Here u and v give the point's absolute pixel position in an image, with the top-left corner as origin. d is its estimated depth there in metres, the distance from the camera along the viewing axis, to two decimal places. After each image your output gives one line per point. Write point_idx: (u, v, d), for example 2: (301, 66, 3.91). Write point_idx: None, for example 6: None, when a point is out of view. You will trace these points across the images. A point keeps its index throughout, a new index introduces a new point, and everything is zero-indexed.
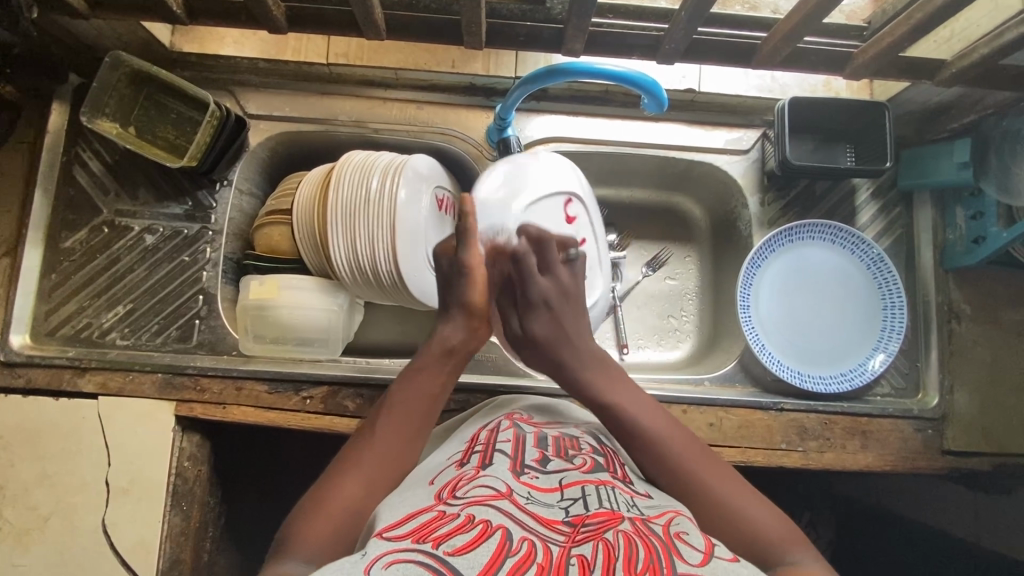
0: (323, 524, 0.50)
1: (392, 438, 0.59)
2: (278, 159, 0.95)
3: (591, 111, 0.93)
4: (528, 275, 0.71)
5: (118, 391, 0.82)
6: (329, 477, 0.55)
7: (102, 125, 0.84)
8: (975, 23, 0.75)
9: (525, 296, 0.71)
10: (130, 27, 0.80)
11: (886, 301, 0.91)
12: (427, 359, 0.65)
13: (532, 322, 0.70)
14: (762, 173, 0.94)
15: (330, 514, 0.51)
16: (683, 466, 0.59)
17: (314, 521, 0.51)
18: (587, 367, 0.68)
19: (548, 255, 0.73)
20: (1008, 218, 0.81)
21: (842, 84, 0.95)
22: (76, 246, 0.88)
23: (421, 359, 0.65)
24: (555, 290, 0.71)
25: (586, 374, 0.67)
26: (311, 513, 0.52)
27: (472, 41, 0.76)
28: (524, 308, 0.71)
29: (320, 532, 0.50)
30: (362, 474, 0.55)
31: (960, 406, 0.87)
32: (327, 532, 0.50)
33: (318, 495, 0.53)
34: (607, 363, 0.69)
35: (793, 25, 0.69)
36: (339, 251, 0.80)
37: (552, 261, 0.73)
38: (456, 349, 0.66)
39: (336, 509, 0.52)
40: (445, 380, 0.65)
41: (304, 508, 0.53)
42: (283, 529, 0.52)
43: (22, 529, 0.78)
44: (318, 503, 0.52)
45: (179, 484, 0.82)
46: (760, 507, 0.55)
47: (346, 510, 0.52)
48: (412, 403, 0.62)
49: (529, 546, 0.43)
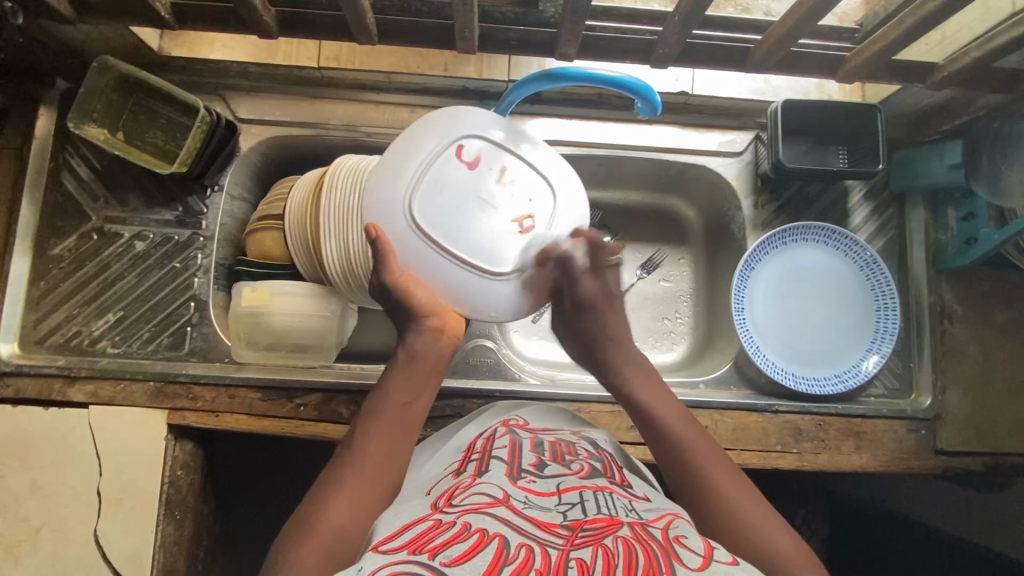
0: (314, 545, 0.49)
1: (374, 454, 0.57)
2: (269, 163, 0.94)
3: (584, 114, 0.92)
4: (575, 276, 0.70)
5: (109, 400, 0.82)
6: (315, 497, 0.54)
7: (89, 131, 0.83)
8: (965, 27, 0.75)
9: (573, 295, 0.71)
10: (117, 31, 0.79)
11: (879, 302, 0.91)
12: (401, 372, 0.64)
13: (582, 320, 0.72)
14: (755, 176, 0.94)
15: (322, 533, 0.50)
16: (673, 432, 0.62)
17: (305, 542, 0.49)
18: (623, 367, 0.70)
19: (599, 258, 0.71)
20: (1000, 219, 0.82)
21: (835, 87, 0.96)
22: (65, 253, 0.87)
23: (396, 375, 0.64)
24: (601, 291, 0.72)
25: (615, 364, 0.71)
26: (302, 535, 0.50)
27: (466, 46, 0.75)
28: (573, 308, 0.72)
29: (313, 552, 0.49)
30: (349, 490, 0.54)
31: (953, 406, 0.88)
32: (321, 552, 0.49)
33: (309, 516, 0.52)
34: (646, 365, 0.71)
35: (786, 30, 0.70)
36: (331, 258, 0.78)
37: (604, 264, 0.71)
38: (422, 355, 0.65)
39: (326, 527, 0.50)
40: (420, 389, 0.64)
41: (293, 532, 0.51)
42: (275, 553, 0.50)
43: (12, 540, 0.77)
44: (309, 524, 0.51)
45: (171, 493, 0.81)
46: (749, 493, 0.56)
47: (335, 530, 0.50)
48: (389, 418, 0.60)
49: (527, 552, 0.43)
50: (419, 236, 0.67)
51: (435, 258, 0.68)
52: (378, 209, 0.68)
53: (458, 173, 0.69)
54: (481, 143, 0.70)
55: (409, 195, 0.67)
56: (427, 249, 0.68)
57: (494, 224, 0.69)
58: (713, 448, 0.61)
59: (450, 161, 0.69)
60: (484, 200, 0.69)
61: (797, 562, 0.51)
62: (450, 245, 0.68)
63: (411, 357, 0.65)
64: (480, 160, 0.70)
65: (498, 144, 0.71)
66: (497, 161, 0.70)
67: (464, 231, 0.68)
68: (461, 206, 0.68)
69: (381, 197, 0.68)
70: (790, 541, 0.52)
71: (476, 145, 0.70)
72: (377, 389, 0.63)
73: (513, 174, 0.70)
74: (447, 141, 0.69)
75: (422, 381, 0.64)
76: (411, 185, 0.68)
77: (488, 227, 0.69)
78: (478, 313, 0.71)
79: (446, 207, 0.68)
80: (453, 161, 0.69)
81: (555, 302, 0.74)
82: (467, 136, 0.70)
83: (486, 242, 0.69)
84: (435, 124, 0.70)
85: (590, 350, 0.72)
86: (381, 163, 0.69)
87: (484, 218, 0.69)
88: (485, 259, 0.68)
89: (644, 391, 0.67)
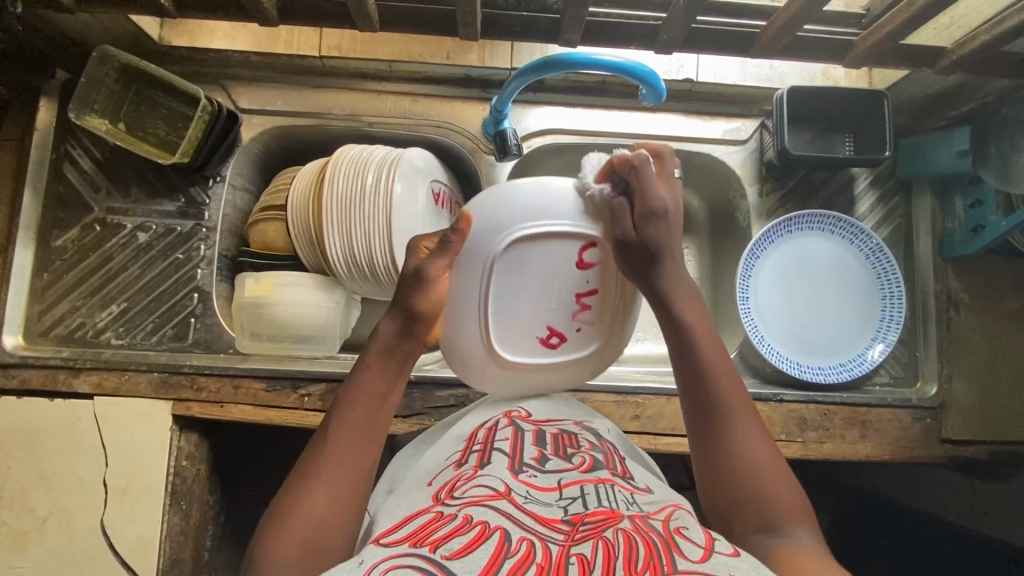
0: (290, 544, 0.48)
1: (348, 453, 0.54)
2: (271, 153, 0.94)
3: (587, 102, 0.92)
4: (648, 184, 0.57)
5: (113, 390, 0.81)
6: (290, 493, 0.51)
7: (90, 121, 0.83)
8: (975, 10, 0.75)
9: (645, 201, 0.57)
10: (117, 20, 0.79)
11: (884, 291, 0.90)
12: (370, 367, 0.58)
13: (650, 226, 0.57)
14: (761, 163, 0.93)
15: (297, 530, 0.48)
16: (705, 360, 0.58)
17: (281, 540, 0.48)
18: (673, 284, 0.59)
19: (665, 166, 0.60)
20: (1007, 206, 0.81)
21: (841, 73, 0.95)
22: (67, 245, 0.87)
23: (369, 364, 0.58)
24: (673, 198, 0.59)
25: (668, 275, 0.59)
26: (279, 533, 0.49)
27: (469, 32, 0.75)
28: (645, 213, 0.57)
29: (288, 553, 0.47)
30: (325, 485, 0.52)
31: (958, 394, 0.87)
32: (297, 550, 0.47)
33: (285, 512, 0.50)
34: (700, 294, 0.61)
35: (794, 13, 0.68)
36: (334, 246, 0.79)
37: (669, 174, 0.60)
38: (398, 347, 0.59)
39: (304, 526, 0.49)
40: (391, 384, 0.59)
41: (270, 529, 0.49)
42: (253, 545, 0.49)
43: (20, 530, 0.78)
44: (285, 518, 0.49)
45: (177, 483, 0.81)
46: (762, 439, 0.55)
47: (312, 528, 0.49)
48: (363, 409, 0.56)
49: (528, 546, 0.43)
50: (482, 276, 0.58)
51: (473, 301, 0.60)
52: (483, 215, 0.58)
53: (562, 261, 0.59)
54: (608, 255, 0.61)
55: (514, 239, 0.58)
56: (472, 287, 0.59)
57: (536, 316, 0.61)
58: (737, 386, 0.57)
59: (569, 245, 0.59)
60: (546, 299, 0.61)
61: (792, 515, 0.51)
62: (490, 305, 0.60)
63: (387, 351, 0.59)
64: (592, 268, 0.60)
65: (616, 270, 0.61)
66: (600, 281, 0.61)
67: (509, 307, 0.60)
68: (529, 286, 0.60)
69: (494, 207, 0.58)
70: (790, 492, 0.52)
71: (604, 255, 0.60)
72: (347, 385, 0.58)
73: (597, 302, 0.62)
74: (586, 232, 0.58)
75: (393, 375, 0.59)
76: (514, 239, 0.58)
77: (523, 317, 0.61)
78: (449, 353, 0.63)
79: (521, 276, 0.59)
80: (571, 251, 0.59)
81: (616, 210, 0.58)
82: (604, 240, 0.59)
83: (514, 330, 0.61)
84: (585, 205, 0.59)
85: (649, 261, 0.58)
86: (506, 189, 0.59)
87: (529, 309, 0.61)
88: (506, 339, 0.62)
89: (690, 313, 0.60)
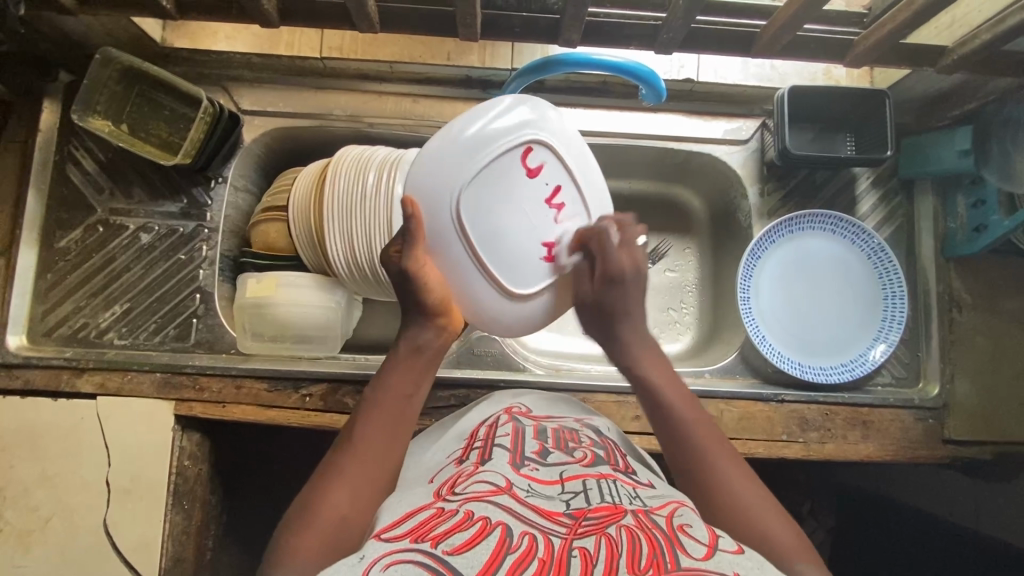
0: (313, 537, 0.49)
1: (377, 442, 0.56)
2: (274, 154, 0.94)
3: (588, 103, 0.92)
4: (609, 249, 0.66)
5: (117, 391, 0.82)
6: (317, 482, 0.53)
7: (93, 123, 0.84)
8: (976, 9, 0.74)
9: (605, 267, 0.66)
10: (119, 22, 0.79)
11: (886, 291, 0.90)
12: (399, 364, 0.62)
13: (609, 295, 0.66)
14: (761, 163, 0.93)
15: (321, 522, 0.50)
16: (674, 410, 0.61)
17: (305, 532, 0.49)
18: (641, 345, 0.67)
19: (629, 235, 0.68)
20: (1010, 206, 0.80)
21: (842, 73, 0.95)
22: (71, 245, 0.87)
23: (395, 366, 0.62)
24: (631, 266, 0.67)
25: (630, 336, 0.67)
26: (303, 519, 0.50)
27: (468, 33, 0.75)
28: (601, 283, 0.67)
29: (311, 544, 0.48)
30: (348, 478, 0.53)
31: (960, 395, 0.87)
32: (320, 542, 0.48)
33: (308, 505, 0.51)
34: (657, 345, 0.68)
35: (791, 13, 0.68)
36: (336, 247, 0.79)
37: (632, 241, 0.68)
38: (423, 348, 0.63)
39: (327, 518, 0.50)
40: (419, 380, 0.62)
41: (294, 521, 0.50)
42: (276, 540, 0.50)
43: (24, 529, 0.78)
44: (310, 511, 0.50)
45: (179, 483, 0.82)
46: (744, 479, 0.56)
47: (335, 519, 0.50)
48: (390, 407, 0.59)
49: (530, 541, 0.43)
50: (459, 235, 0.64)
51: (466, 258, 0.65)
52: (427, 190, 0.64)
53: (517, 177, 0.64)
54: (550, 152, 0.66)
55: (463, 189, 0.63)
56: (460, 250, 0.64)
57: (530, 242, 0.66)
58: (703, 418, 0.61)
59: (511, 163, 0.64)
60: (528, 216, 0.65)
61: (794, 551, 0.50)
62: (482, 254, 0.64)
63: (412, 350, 0.63)
64: (543, 171, 0.66)
65: (563, 160, 0.66)
66: (557, 178, 0.66)
67: (498, 240, 0.64)
68: (506, 214, 0.64)
69: (434, 171, 0.63)
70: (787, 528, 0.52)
71: (544, 154, 0.65)
72: (375, 380, 0.61)
73: (566, 198, 0.67)
74: (516, 142, 0.64)
75: (419, 375, 0.62)
76: (462, 181, 0.63)
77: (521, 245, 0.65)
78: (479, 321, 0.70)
79: (490, 210, 0.64)
80: (514, 165, 0.64)
81: (582, 273, 0.68)
82: (539, 141, 0.65)
83: (517, 265, 0.66)
84: (496, 117, 0.65)
85: (611, 322, 0.67)
86: (429, 151, 0.64)
87: (520, 233, 0.65)
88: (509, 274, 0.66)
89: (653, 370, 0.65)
